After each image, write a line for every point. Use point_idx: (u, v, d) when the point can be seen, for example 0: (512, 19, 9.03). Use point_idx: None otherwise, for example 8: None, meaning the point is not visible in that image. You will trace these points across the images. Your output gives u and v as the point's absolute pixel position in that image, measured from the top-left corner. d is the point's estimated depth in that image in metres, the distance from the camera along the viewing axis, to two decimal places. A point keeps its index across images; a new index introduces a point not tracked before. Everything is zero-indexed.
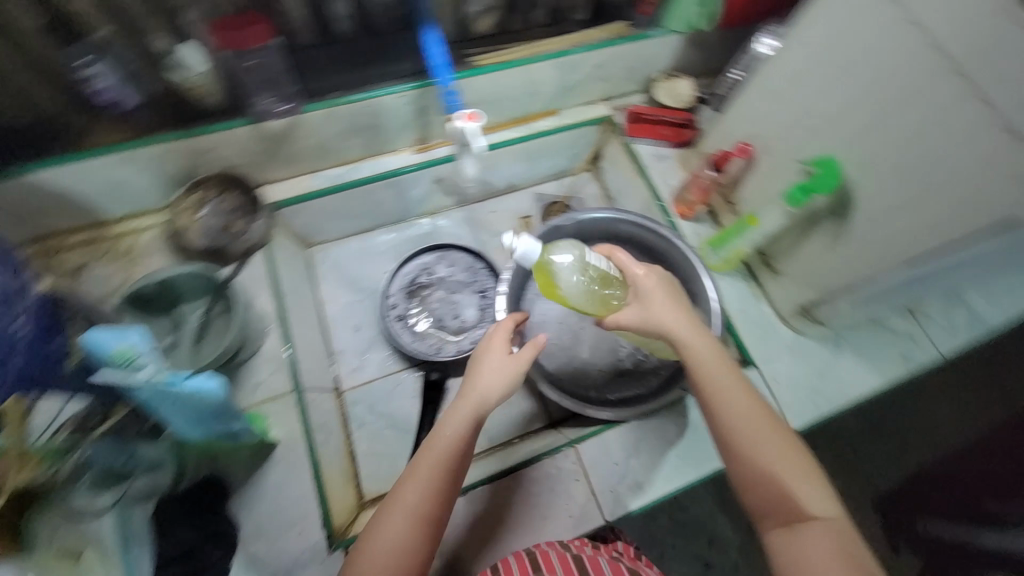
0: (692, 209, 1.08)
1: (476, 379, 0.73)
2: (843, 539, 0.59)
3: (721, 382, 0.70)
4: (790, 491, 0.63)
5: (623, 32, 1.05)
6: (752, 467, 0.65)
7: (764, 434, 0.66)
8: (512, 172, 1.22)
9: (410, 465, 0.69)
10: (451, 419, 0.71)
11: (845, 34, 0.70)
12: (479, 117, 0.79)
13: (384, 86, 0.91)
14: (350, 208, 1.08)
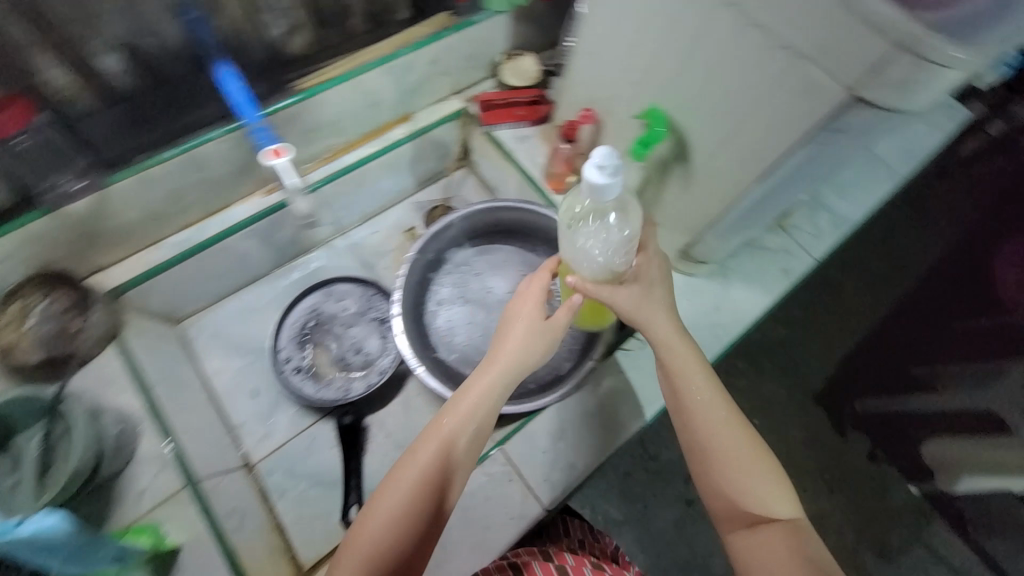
0: (564, 182, 1.08)
1: (506, 334, 0.77)
2: (795, 540, 0.72)
3: (700, 402, 0.77)
4: (755, 502, 0.74)
5: (450, 23, 1.01)
6: (724, 484, 0.75)
7: (735, 451, 0.75)
8: (383, 187, 1.17)
9: (442, 417, 0.74)
10: (481, 379, 0.75)
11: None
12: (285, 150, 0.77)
13: (197, 135, 0.83)
14: (212, 271, 1.00)
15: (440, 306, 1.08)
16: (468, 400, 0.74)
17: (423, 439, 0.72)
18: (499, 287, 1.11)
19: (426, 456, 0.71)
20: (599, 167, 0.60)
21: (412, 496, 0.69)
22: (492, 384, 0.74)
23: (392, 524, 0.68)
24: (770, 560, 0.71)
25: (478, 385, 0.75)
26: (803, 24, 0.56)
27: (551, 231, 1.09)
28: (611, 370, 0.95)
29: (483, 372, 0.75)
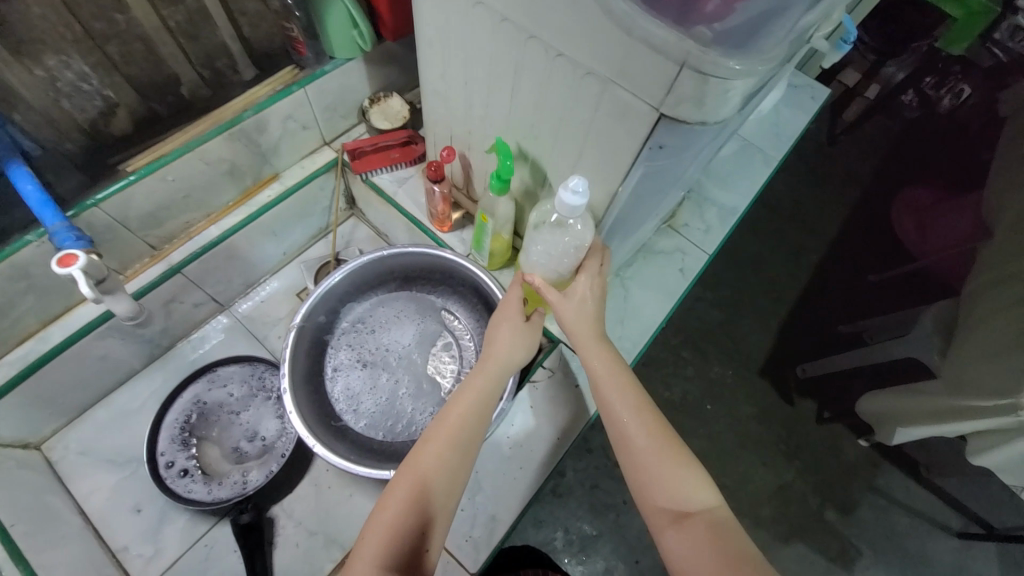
0: (448, 220, 1.05)
1: (501, 327, 0.79)
2: (723, 534, 0.60)
3: (614, 384, 0.73)
4: (675, 489, 0.65)
5: (295, 78, 0.98)
6: (643, 473, 0.67)
7: (649, 435, 0.69)
8: (262, 253, 1.10)
9: (453, 406, 0.72)
10: (483, 372, 0.76)
11: (445, 28, 0.72)
12: (73, 257, 0.69)
13: (11, 242, 0.75)
14: (69, 381, 0.89)
15: (340, 370, 1.02)
16: (473, 393, 0.73)
17: (436, 430, 0.69)
18: (400, 339, 1.06)
19: (441, 446, 0.67)
20: (572, 192, 0.63)
21: (423, 488, 0.64)
22: (497, 377, 0.76)
23: (407, 518, 0.61)
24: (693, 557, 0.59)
25: (481, 378, 0.75)
26: (596, 52, 0.56)
27: (442, 272, 1.05)
28: (521, 406, 0.96)
29: (486, 367, 0.76)
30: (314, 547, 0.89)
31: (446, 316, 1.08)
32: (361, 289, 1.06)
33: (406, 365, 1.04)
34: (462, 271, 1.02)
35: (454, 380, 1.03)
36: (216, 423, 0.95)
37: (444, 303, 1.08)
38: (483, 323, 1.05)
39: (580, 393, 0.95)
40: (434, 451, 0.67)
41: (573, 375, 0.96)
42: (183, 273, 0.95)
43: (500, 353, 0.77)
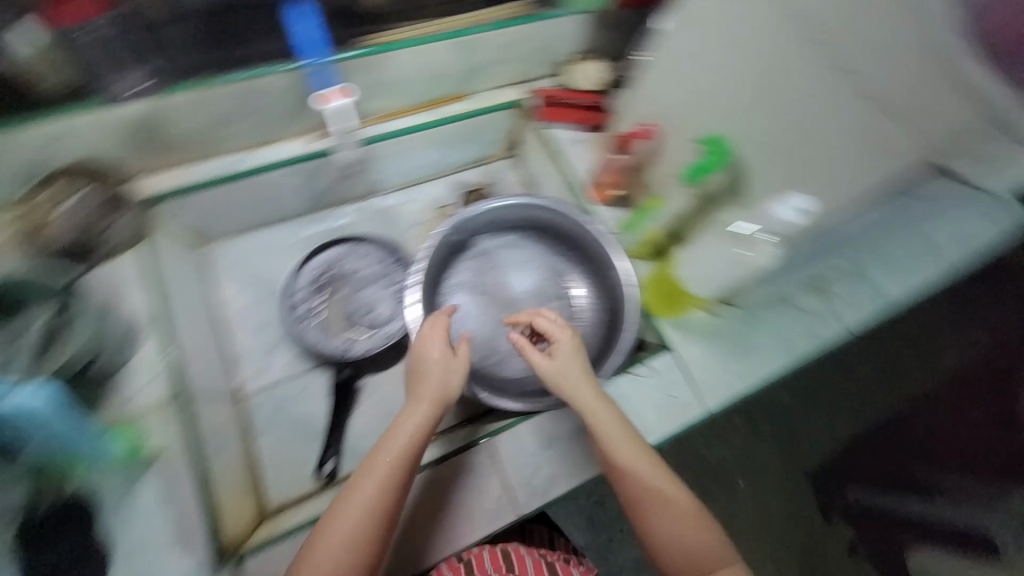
0: (609, 193, 1.05)
1: (430, 365, 0.79)
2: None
3: (626, 448, 0.75)
4: (696, 554, 0.71)
5: (518, 14, 1.01)
6: (666, 539, 0.73)
7: (669, 498, 0.74)
8: (426, 159, 1.14)
9: (379, 451, 0.72)
10: (414, 411, 0.76)
11: (734, 15, 0.77)
12: (348, 93, 0.89)
13: (263, 66, 0.84)
14: (248, 200, 0.99)
15: (455, 290, 1.07)
16: (402, 435, 0.73)
17: (366, 474, 0.70)
18: (519, 283, 1.10)
19: (369, 491, 0.69)
20: (792, 208, 0.67)
21: (358, 531, 0.67)
22: (428, 416, 0.75)
23: (347, 547, 0.66)
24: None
25: (411, 418, 0.75)
26: (898, 81, 0.57)
27: (581, 241, 1.06)
28: (614, 389, 0.93)
29: (412, 412, 0.76)
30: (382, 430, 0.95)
31: (564, 283, 1.09)
32: (501, 226, 1.10)
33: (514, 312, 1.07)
34: (602, 247, 1.02)
35: None
36: (344, 287, 1.02)
37: (568, 270, 1.10)
38: (599, 303, 1.06)
39: (671, 405, 0.92)
40: (364, 496, 0.69)
41: (672, 385, 0.93)
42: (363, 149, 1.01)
43: (438, 389, 0.77)
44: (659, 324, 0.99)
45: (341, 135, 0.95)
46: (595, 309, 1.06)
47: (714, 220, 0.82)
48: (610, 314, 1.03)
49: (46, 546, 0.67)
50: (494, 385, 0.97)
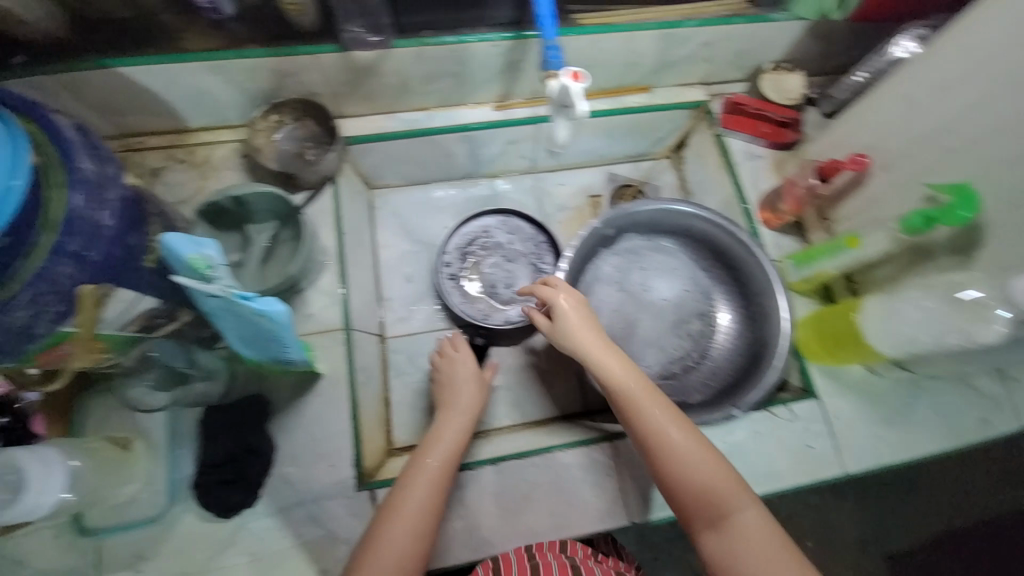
0: (781, 218, 0.98)
1: (464, 382, 0.86)
2: (763, 534, 0.64)
3: (630, 379, 0.73)
4: (712, 493, 0.67)
5: (745, 10, 0.92)
6: (680, 480, 0.68)
7: (680, 438, 0.69)
8: (591, 144, 1.10)
9: (427, 454, 0.76)
10: (451, 419, 0.82)
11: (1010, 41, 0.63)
12: None
13: (478, 32, 0.84)
14: (422, 156, 1.03)
15: (594, 282, 1.05)
16: (443, 438, 0.78)
17: (414, 471, 0.74)
18: (660, 290, 1.06)
19: (422, 487, 0.72)
20: None
21: (418, 529, 0.68)
22: (466, 427, 0.81)
23: (404, 539, 0.67)
24: (751, 556, 0.63)
25: (451, 427, 0.80)
26: None
27: (740, 262, 1.00)
28: (747, 425, 0.87)
29: (449, 423, 0.81)
30: (503, 401, 0.97)
31: (708, 299, 1.05)
32: (655, 228, 1.06)
33: (651, 316, 1.05)
34: (764, 272, 0.95)
35: (683, 356, 1.02)
36: (489, 257, 1.05)
37: (714, 288, 1.06)
38: (742, 327, 1.01)
39: (808, 456, 0.87)
40: (418, 492, 0.71)
41: (811, 435, 0.88)
42: (537, 126, 1.01)
43: (471, 400, 0.84)
44: (810, 368, 0.91)
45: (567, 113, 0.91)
46: (736, 333, 1.02)
47: (932, 278, 0.75)
48: (753, 345, 0.97)
49: (213, 438, 0.75)
50: None
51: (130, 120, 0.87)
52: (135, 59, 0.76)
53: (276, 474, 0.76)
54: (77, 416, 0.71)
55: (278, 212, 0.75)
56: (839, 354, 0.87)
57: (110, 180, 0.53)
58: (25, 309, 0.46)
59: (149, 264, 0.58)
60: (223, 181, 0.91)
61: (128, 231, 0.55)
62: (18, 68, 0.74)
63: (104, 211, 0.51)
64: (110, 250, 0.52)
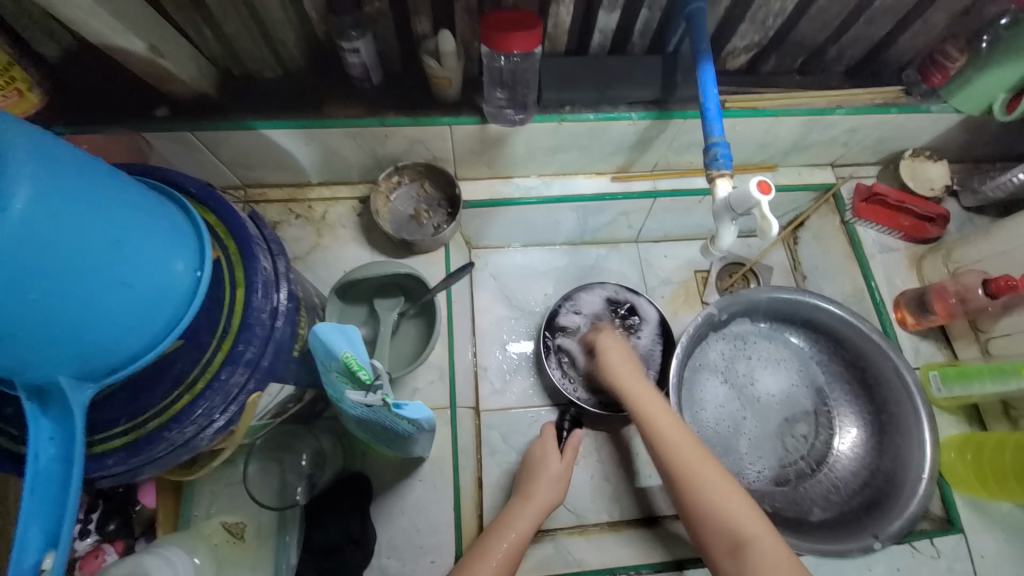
0: (927, 322, 0.90)
1: (548, 469, 0.77)
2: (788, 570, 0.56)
3: (651, 402, 0.71)
4: (722, 519, 0.61)
5: (897, 100, 0.86)
6: (696, 504, 0.63)
7: (691, 457, 0.65)
8: (704, 220, 1.03)
9: (494, 543, 0.67)
10: (527, 508, 0.72)
11: None
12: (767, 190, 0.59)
13: (620, 110, 0.80)
14: (530, 221, 0.99)
15: (699, 369, 0.97)
16: (514, 526, 0.69)
17: (475, 559, 0.65)
18: (774, 386, 0.97)
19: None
20: None
21: None
22: (538, 519, 0.72)
23: None
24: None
25: (526, 513, 0.71)
26: None
27: (873, 364, 0.91)
28: (884, 559, 0.78)
29: (523, 509, 0.72)
30: (601, 492, 0.87)
31: (827, 398, 0.96)
32: (777, 313, 0.99)
33: (761, 413, 0.95)
34: (904, 381, 0.85)
35: (797, 461, 0.92)
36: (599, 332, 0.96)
37: (832, 385, 0.97)
38: (869, 435, 0.92)
39: None
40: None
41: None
42: (655, 200, 0.96)
43: (552, 492, 0.75)
44: (951, 495, 0.81)
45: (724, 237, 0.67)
46: (860, 440, 0.92)
47: None
48: (891, 464, 0.86)
49: (320, 525, 0.70)
50: None
51: (255, 173, 0.87)
52: (280, 121, 0.76)
53: (375, 564, 0.72)
54: (183, 514, 0.67)
55: (415, 290, 0.77)
56: (993, 491, 0.76)
57: (283, 273, 0.51)
58: (196, 422, 0.44)
59: (295, 354, 0.56)
60: (337, 240, 0.90)
61: (294, 317, 0.54)
62: (162, 121, 0.74)
63: (274, 311, 0.49)
64: (288, 335, 0.52)
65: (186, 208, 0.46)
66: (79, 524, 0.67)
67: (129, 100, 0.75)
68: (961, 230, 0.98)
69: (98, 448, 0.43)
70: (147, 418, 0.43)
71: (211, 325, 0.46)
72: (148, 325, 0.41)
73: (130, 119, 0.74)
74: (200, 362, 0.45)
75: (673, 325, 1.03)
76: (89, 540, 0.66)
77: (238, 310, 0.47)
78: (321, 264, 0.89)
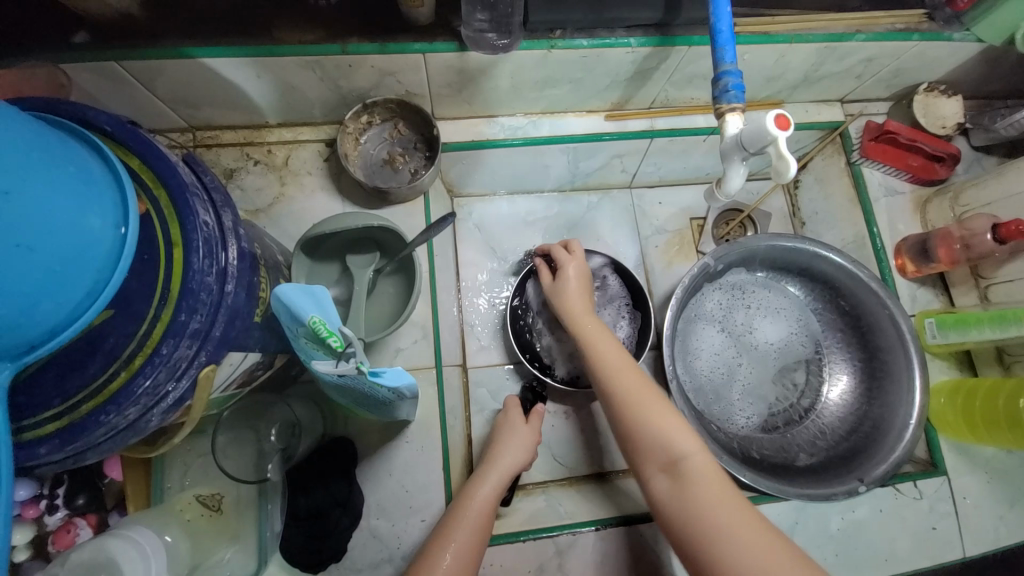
0: (927, 270, 0.87)
1: (512, 438, 0.73)
2: (721, 490, 0.54)
3: (601, 337, 0.69)
4: (659, 437, 0.59)
5: (920, 25, 0.78)
6: (633, 427, 0.61)
7: (633, 384, 0.63)
8: (703, 162, 0.96)
9: (465, 505, 0.64)
10: (491, 474, 0.68)
11: None
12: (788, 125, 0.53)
13: (617, 35, 0.70)
14: (515, 166, 0.91)
15: (694, 319, 0.95)
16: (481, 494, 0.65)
17: (453, 523, 0.62)
18: (767, 334, 0.95)
19: (456, 546, 0.59)
20: None
21: None
22: (502, 485, 0.67)
23: None
24: (702, 509, 0.53)
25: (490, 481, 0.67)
26: None
27: (868, 311, 0.88)
28: (869, 501, 0.80)
29: (487, 474, 0.68)
30: (593, 445, 0.86)
31: (820, 346, 0.95)
32: (776, 262, 0.95)
33: (755, 360, 0.94)
34: (899, 327, 0.83)
35: (787, 407, 0.93)
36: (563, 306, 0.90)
37: (825, 333, 0.96)
38: (858, 383, 0.91)
39: (931, 539, 0.79)
40: (452, 551, 0.59)
41: (935, 514, 0.79)
42: (651, 141, 0.88)
43: (512, 458, 0.70)
44: (937, 440, 0.82)
45: (731, 180, 0.62)
46: (850, 387, 0.92)
47: None
48: (878, 411, 0.85)
49: (301, 493, 0.67)
50: (722, 444, 0.83)
51: (203, 113, 0.76)
52: (223, 48, 0.64)
53: (364, 527, 0.70)
54: (156, 487, 0.65)
55: (392, 246, 0.71)
56: (982, 436, 0.77)
57: (229, 232, 0.45)
58: (139, 403, 0.39)
59: (258, 320, 0.50)
60: (304, 189, 0.82)
61: (250, 281, 0.48)
62: (80, 49, 0.62)
63: (222, 273, 0.43)
64: (243, 300, 0.46)
65: (102, 151, 0.39)
66: (43, 501, 0.59)
67: (38, 23, 0.62)
68: (969, 171, 0.93)
69: (28, 436, 0.37)
70: (80, 402, 0.38)
71: (146, 291, 0.39)
72: (66, 295, 0.34)
73: (43, 46, 0.62)
74: (137, 336, 0.39)
75: (668, 276, 0.99)
76: (60, 514, 0.60)
77: (176, 274, 0.40)
78: (286, 216, 0.81)
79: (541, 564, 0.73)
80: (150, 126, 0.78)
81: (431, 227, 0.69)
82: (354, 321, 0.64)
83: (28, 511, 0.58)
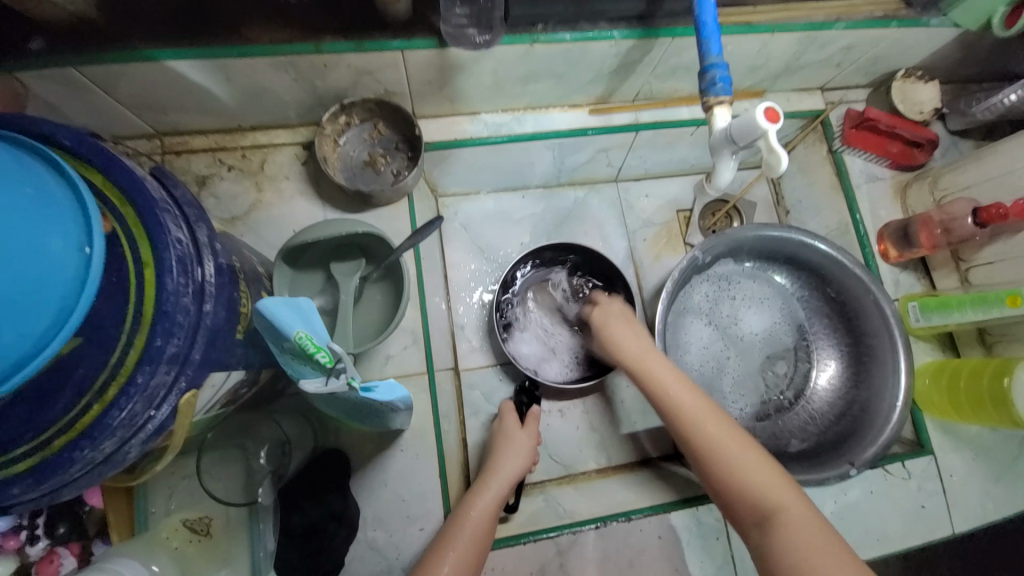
0: (910, 255, 0.89)
1: (511, 443, 0.72)
2: (828, 549, 0.49)
3: (669, 375, 0.63)
4: (752, 489, 0.55)
5: (898, 11, 0.78)
6: (724, 482, 0.56)
7: (714, 428, 0.58)
8: (687, 154, 0.96)
9: (465, 514, 0.63)
10: (492, 484, 0.67)
11: None
12: (777, 117, 0.52)
13: (600, 27, 0.69)
14: (499, 163, 0.89)
15: (684, 312, 0.95)
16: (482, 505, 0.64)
17: (452, 532, 0.61)
18: (755, 325, 0.96)
19: (455, 555, 0.58)
20: None
21: None
22: (503, 493, 0.66)
23: None
24: (806, 567, 0.48)
25: (490, 491, 0.66)
26: None
27: (851, 297, 0.89)
28: (861, 484, 0.81)
29: (487, 483, 0.67)
30: (589, 442, 0.86)
31: (806, 334, 0.97)
32: (760, 253, 0.95)
33: (744, 351, 0.95)
34: (882, 312, 0.84)
35: (778, 396, 0.94)
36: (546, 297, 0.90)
37: (812, 321, 0.97)
38: (846, 368, 0.92)
39: (922, 519, 0.81)
40: (451, 559, 0.58)
41: (924, 494, 0.81)
42: (637, 134, 0.87)
43: (512, 465, 0.69)
44: (922, 421, 0.84)
45: (722, 170, 0.61)
46: (838, 373, 0.93)
47: None
48: (865, 397, 0.87)
49: (294, 508, 0.66)
50: None
51: (170, 118, 0.72)
52: (188, 49, 0.61)
53: (361, 539, 0.68)
54: (138, 516, 0.61)
55: (378, 251, 0.69)
56: (965, 415, 0.79)
57: (202, 248, 0.42)
58: (117, 435, 0.37)
59: (240, 336, 0.47)
60: (283, 194, 0.79)
61: (229, 299, 0.45)
62: (32, 55, 0.58)
63: (200, 291, 0.41)
64: (223, 319, 0.44)
65: (58, 166, 0.36)
66: (23, 531, 0.57)
67: None
68: (946, 155, 0.95)
69: None
70: (52, 436, 0.35)
71: (117, 316, 0.37)
72: (27, 324, 0.31)
73: None
74: (109, 364, 0.36)
75: (656, 270, 0.99)
76: (42, 544, 0.57)
77: (148, 295, 0.38)
78: (264, 223, 0.78)
79: (543, 565, 0.73)
80: (112, 134, 0.74)
81: (417, 233, 0.67)
82: (341, 332, 0.62)
83: (8, 543, 0.56)
